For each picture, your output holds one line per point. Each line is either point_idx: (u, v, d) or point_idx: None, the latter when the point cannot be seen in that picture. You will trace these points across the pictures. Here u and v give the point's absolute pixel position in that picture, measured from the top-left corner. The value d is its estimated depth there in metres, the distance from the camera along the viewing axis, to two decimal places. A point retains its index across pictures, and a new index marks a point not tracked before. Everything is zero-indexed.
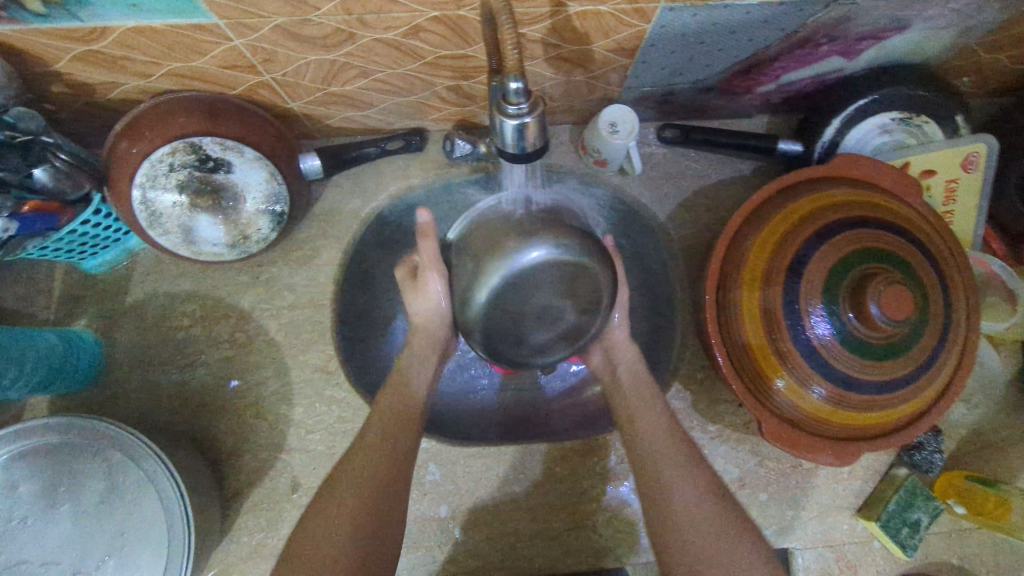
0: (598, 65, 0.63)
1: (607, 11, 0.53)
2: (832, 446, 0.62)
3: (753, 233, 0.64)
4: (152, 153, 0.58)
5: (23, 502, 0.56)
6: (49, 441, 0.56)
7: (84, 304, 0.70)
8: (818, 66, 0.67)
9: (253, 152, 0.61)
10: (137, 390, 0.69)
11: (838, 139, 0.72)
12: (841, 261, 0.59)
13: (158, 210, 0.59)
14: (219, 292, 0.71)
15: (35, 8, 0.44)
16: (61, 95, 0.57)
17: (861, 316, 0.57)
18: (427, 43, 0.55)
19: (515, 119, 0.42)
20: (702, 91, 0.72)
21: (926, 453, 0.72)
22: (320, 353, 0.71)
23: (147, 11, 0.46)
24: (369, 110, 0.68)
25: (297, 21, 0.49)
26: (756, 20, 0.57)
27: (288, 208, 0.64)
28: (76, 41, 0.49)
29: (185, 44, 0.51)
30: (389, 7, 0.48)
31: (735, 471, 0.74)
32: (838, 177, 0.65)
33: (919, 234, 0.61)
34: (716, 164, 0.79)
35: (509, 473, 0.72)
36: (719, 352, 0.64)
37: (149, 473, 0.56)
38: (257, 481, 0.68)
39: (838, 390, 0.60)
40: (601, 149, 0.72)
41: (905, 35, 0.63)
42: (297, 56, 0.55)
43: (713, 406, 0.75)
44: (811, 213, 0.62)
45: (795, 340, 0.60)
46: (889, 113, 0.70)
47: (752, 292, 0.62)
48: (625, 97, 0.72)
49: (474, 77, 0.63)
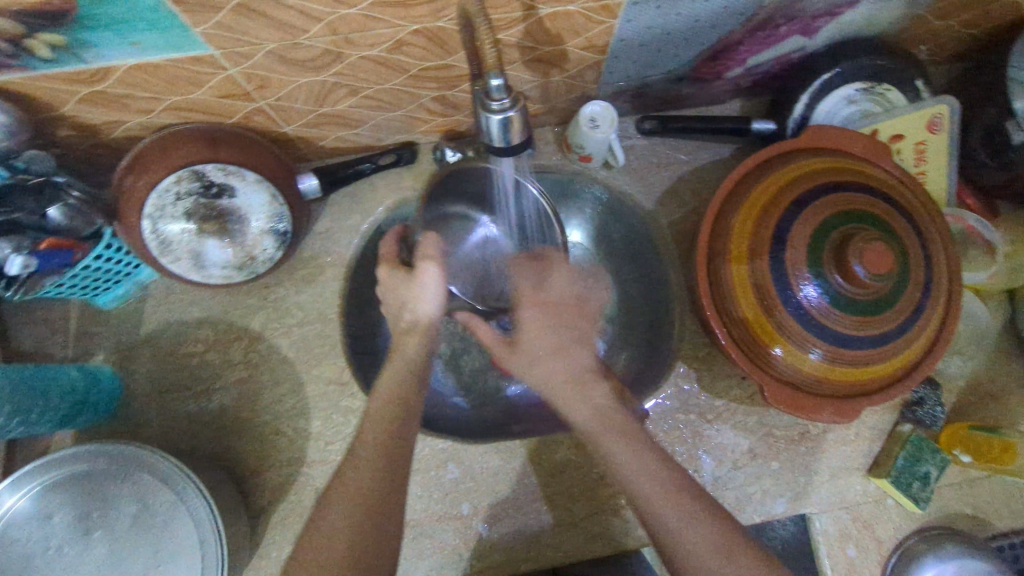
0: (573, 64, 0.67)
1: (576, 10, 0.56)
2: (835, 405, 0.64)
3: (736, 208, 0.66)
4: (159, 184, 0.61)
5: (57, 531, 0.57)
6: (77, 470, 0.58)
7: (100, 340, 0.72)
8: (781, 46, 0.71)
9: (254, 175, 0.64)
10: (157, 418, 0.71)
11: (807, 114, 0.75)
12: (820, 226, 0.61)
13: (167, 238, 0.62)
14: (230, 315, 0.74)
15: (43, 54, 0.47)
16: (69, 137, 0.60)
17: (847, 276, 0.59)
18: (410, 56, 0.58)
19: (499, 114, 0.46)
20: (674, 81, 0.75)
21: (928, 408, 0.75)
22: (332, 365, 0.73)
23: (148, 48, 0.49)
24: (360, 128, 0.71)
25: (287, 46, 0.52)
26: (715, 8, 0.60)
27: (291, 226, 0.67)
28: (82, 83, 0.52)
29: (184, 77, 0.54)
30: (373, 24, 0.52)
31: (745, 443, 0.76)
32: (811, 148, 0.69)
33: (892, 194, 0.64)
34: (695, 150, 0.82)
35: (526, 465, 0.73)
36: (716, 325, 0.66)
37: (178, 491, 0.58)
38: (282, 496, 0.70)
39: (835, 350, 0.62)
40: (582, 143, 0.75)
41: (858, 9, 0.66)
42: (289, 80, 0.58)
43: (717, 382, 0.77)
44: (787, 183, 0.65)
45: (787, 305, 0.62)
46: (853, 84, 0.73)
47: (741, 264, 0.65)
48: (602, 93, 0.76)
49: (457, 86, 0.66)
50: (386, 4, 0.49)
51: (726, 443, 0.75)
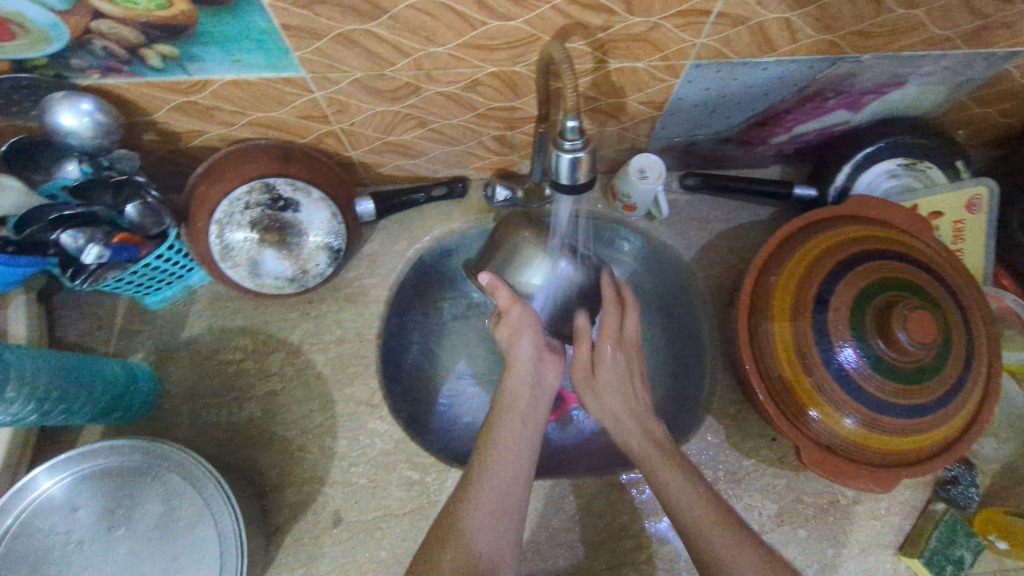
0: (630, 117, 0.70)
1: (643, 67, 0.60)
2: (872, 474, 0.63)
3: (779, 266, 0.68)
4: (231, 192, 0.63)
5: (81, 526, 0.57)
6: (113, 463, 0.58)
7: (142, 339, 0.73)
8: (827, 118, 0.74)
9: (319, 193, 0.66)
10: (186, 422, 0.71)
11: (848, 185, 0.77)
12: (861, 291, 0.63)
13: (230, 245, 0.64)
14: (270, 326, 0.75)
15: (153, 63, 0.51)
16: (151, 142, 0.63)
17: (890, 342, 0.60)
18: (482, 96, 0.62)
19: (571, 153, 0.48)
20: (721, 141, 0.78)
21: (962, 487, 0.73)
22: (364, 386, 0.73)
23: (247, 66, 0.53)
24: (420, 159, 0.75)
25: (373, 76, 0.56)
26: (772, 76, 0.64)
27: (344, 245, 0.70)
28: (179, 93, 0.56)
29: (272, 96, 0.58)
30: (455, 63, 0.56)
31: (773, 505, 0.73)
32: (852, 216, 0.70)
33: (932, 265, 0.66)
34: (735, 209, 0.84)
35: (547, 508, 0.72)
36: (755, 381, 0.66)
37: (208, 498, 0.57)
38: (299, 514, 0.68)
39: (873, 416, 0.62)
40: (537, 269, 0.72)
41: (904, 90, 0.70)
42: (366, 107, 0.62)
43: (747, 440, 0.75)
44: (830, 247, 0.66)
45: (826, 366, 0.62)
46: (894, 160, 0.75)
47: (782, 322, 0.65)
48: (651, 147, 0.79)
49: (518, 127, 0.69)
50: (472, 46, 0.53)
51: (753, 506, 0.72)
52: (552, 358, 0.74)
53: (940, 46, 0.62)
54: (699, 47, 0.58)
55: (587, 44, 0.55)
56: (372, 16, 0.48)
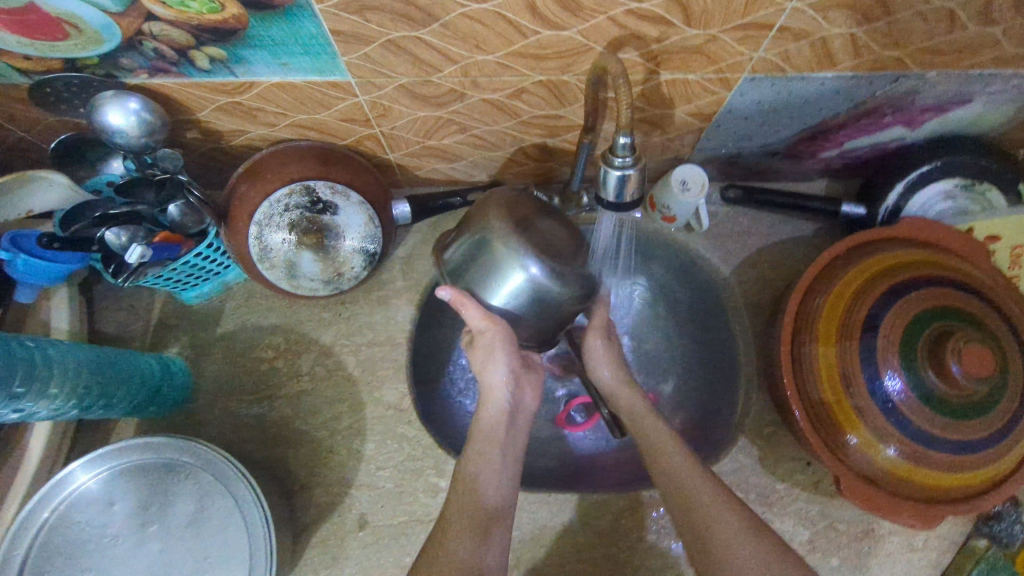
0: (675, 128, 0.68)
1: (695, 79, 0.58)
2: (916, 509, 0.60)
3: (827, 288, 0.65)
4: (272, 195, 0.63)
5: (117, 519, 0.58)
6: (149, 459, 0.58)
7: (177, 333, 0.74)
8: (882, 135, 0.71)
9: (358, 197, 0.66)
10: (218, 418, 0.71)
11: (900, 204, 0.74)
12: (912, 319, 0.60)
13: (268, 246, 0.64)
14: (303, 326, 0.75)
15: (202, 64, 0.51)
16: (194, 140, 0.63)
17: (941, 373, 0.58)
18: (527, 104, 0.60)
19: (620, 169, 0.47)
20: (768, 154, 0.76)
21: (1006, 524, 0.70)
22: (393, 390, 0.73)
23: (294, 70, 0.52)
24: (457, 163, 0.74)
25: (419, 81, 0.55)
26: (829, 91, 0.62)
27: (380, 249, 0.69)
28: (224, 94, 0.55)
29: (316, 99, 0.57)
30: (502, 71, 0.54)
31: (805, 532, 0.71)
32: (906, 239, 0.67)
33: (991, 295, 0.63)
34: (777, 223, 0.82)
35: (572, 522, 0.71)
36: (796, 406, 0.64)
37: (239, 500, 0.57)
38: (326, 516, 0.68)
39: (918, 448, 0.59)
40: (521, 258, 0.53)
41: (967, 108, 0.66)
42: (409, 112, 0.61)
43: (781, 464, 0.73)
44: (881, 272, 0.64)
45: (872, 396, 0.60)
46: (950, 180, 0.72)
47: (828, 347, 0.63)
48: (694, 158, 0.77)
49: (560, 135, 0.68)
50: (521, 55, 0.52)
51: (784, 532, 0.70)
52: (527, 377, 0.66)
53: (1012, 65, 0.59)
54: (756, 61, 0.55)
55: (639, 55, 0.53)
56: (423, 24, 0.47)
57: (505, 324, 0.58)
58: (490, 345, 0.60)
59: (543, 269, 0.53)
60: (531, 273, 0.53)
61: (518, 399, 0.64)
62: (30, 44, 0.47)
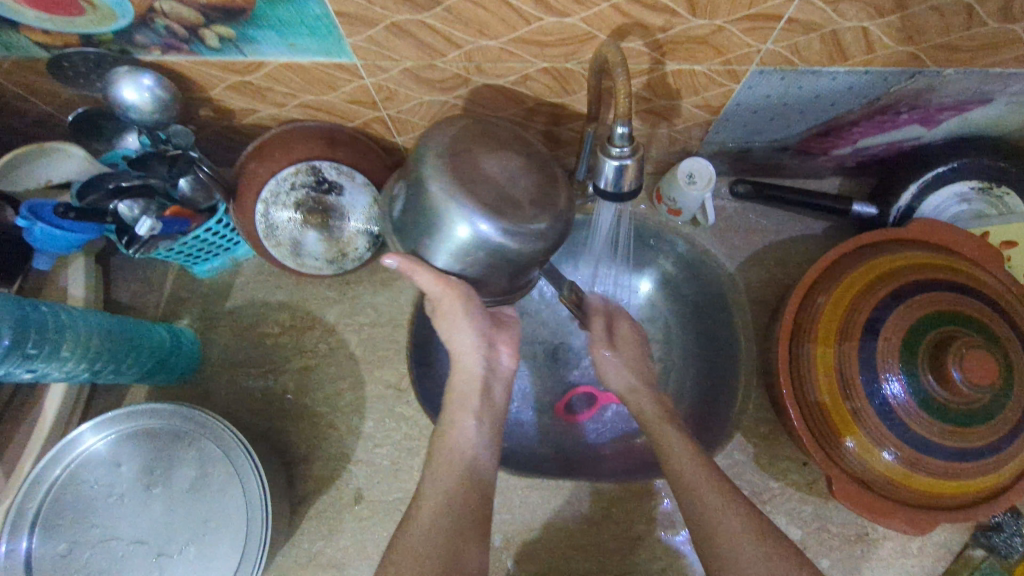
0: (682, 119, 0.67)
1: (702, 70, 0.57)
2: (907, 513, 0.60)
3: (829, 288, 0.64)
4: (279, 173, 0.64)
5: (124, 480, 0.60)
6: (156, 424, 0.61)
7: (189, 305, 0.76)
8: (897, 133, 0.69)
9: (363, 178, 0.67)
10: (224, 389, 0.74)
11: (914, 204, 0.73)
12: (916, 323, 0.59)
13: (275, 224, 0.65)
14: (308, 304, 0.77)
15: (212, 43, 0.52)
16: (207, 117, 0.65)
17: (942, 379, 0.57)
18: (532, 91, 0.60)
19: (618, 159, 0.46)
20: (778, 149, 0.75)
21: (1006, 536, 0.68)
22: (393, 370, 0.75)
23: (301, 50, 0.53)
24: None
25: (423, 65, 0.56)
26: (842, 86, 0.60)
27: (384, 231, 0.70)
28: (234, 72, 0.56)
29: (323, 81, 0.58)
30: (506, 57, 0.54)
31: (797, 532, 0.71)
32: (914, 241, 0.66)
33: (1000, 301, 0.61)
34: (786, 220, 0.81)
35: (564, 508, 0.72)
36: (790, 405, 0.64)
37: (239, 469, 0.59)
38: (324, 488, 0.70)
39: (914, 454, 0.59)
40: (464, 213, 0.46)
41: (988, 107, 0.64)
42: (415, 96, 0.61)
43: (776, 462, 0.73)
44: (887, 274, 0.63)
45: (869, 399, 0.59)
46: (968, 181, 0.70)
47: (826, 347, 0.62)
48: (703, 150, 0.76)
49: (566, 123, 0.67)
50: (524, 41, 0.52)
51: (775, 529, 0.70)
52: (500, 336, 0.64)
53: None
54: (764, 53, 0.54)
55: (644, 45, 0.53)
56: (426, 8, 0.48)
57: (457, 284, 0.51)
58: (449, 309, 0.54)
59: (493, 229, 0.46)
60: (478, 233, 0.46)
61: (490, 362, 0.62)
62: (49, 20, 0.49)
